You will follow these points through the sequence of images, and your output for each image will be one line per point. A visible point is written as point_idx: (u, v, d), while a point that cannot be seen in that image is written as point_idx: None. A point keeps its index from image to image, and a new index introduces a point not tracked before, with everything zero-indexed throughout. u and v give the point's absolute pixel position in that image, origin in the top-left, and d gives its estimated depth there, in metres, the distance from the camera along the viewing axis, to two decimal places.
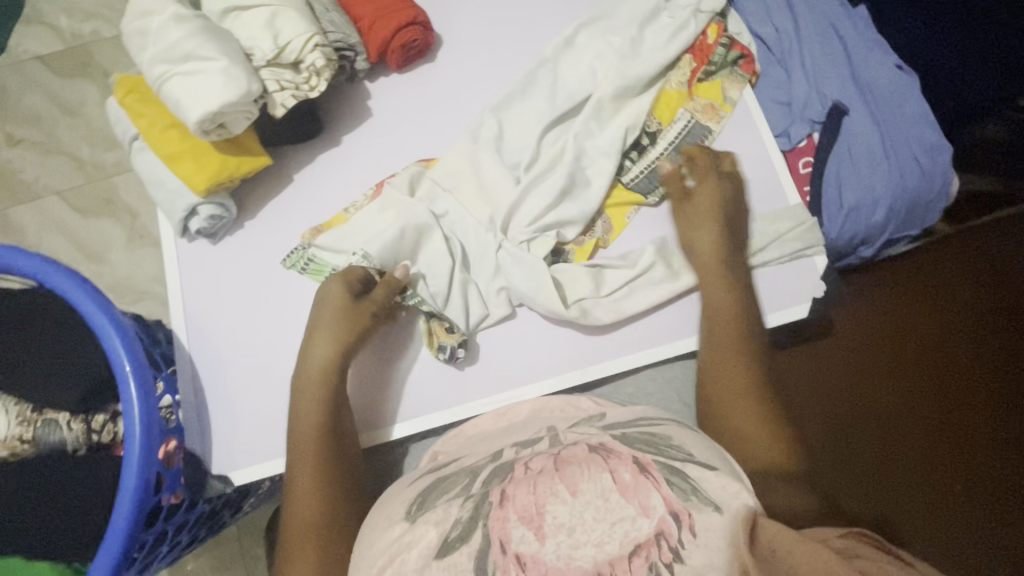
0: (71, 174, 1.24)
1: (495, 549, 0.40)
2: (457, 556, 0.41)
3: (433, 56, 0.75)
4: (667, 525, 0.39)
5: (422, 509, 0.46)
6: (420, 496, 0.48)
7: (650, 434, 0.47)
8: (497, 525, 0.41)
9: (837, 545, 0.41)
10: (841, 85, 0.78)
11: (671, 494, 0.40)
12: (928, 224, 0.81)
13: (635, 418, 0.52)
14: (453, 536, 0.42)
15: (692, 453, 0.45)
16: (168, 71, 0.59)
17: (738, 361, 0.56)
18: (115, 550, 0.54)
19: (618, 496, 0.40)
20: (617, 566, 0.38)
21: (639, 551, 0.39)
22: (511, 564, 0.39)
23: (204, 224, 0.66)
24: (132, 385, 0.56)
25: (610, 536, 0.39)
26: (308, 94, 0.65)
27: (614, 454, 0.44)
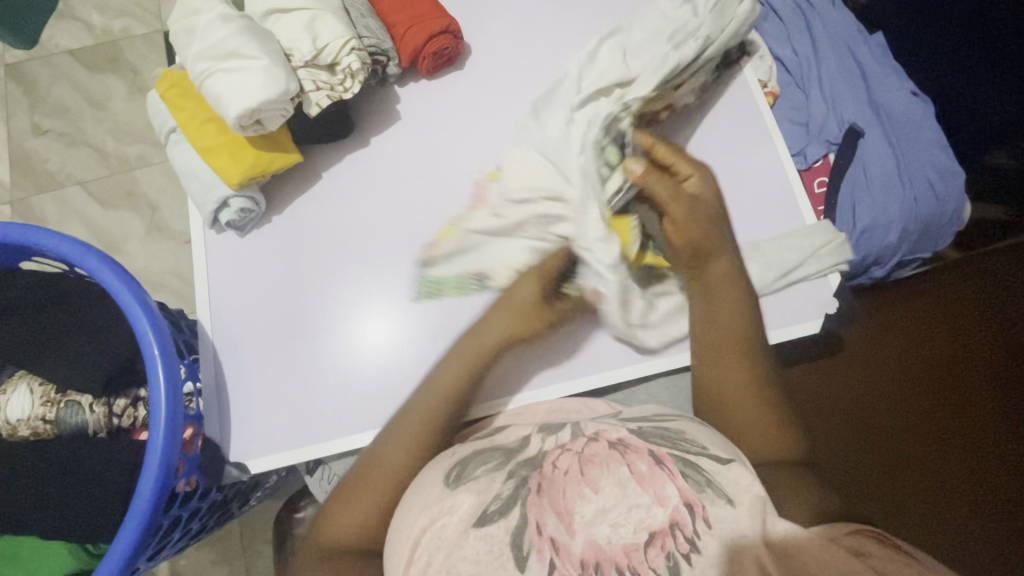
0: (95, 165, 1.27)
1: (530, 529, 0.41)
2: (494, 528, 0.42)
3: (461, 64, 0.77)
4: (681, 515, 0.41)
5: (461, 477, 0.48)
6: (458, 465, 0.51)
7: (665, 429, 0.50)
8: (533, 509, 0.42)
9: (845, 542, 0.40)
10: (858, 109, 0.80)
11: (684, 485, 0.42)
12: (940, 247, 0.82)
13: (652, 416, 0.54)
14: (492, 509, 0.43)
15: (707, 448, 0.47)
16: (211, 67, 0.61)
17: (738, 362, 0.61)
18: (136, 529, 0.55)
19: (634, 484, 0.42)
20: (632, 556, 0.39)
21: (654, 540, 0.40)
22: (546, 545, 0.40)
23: (235, 216, 0.68)
24: (159, 368, 0.57)
25: (627, 519, 0.40)
26: (343, 95, 0.68)
27: (630, 448, 0.46)
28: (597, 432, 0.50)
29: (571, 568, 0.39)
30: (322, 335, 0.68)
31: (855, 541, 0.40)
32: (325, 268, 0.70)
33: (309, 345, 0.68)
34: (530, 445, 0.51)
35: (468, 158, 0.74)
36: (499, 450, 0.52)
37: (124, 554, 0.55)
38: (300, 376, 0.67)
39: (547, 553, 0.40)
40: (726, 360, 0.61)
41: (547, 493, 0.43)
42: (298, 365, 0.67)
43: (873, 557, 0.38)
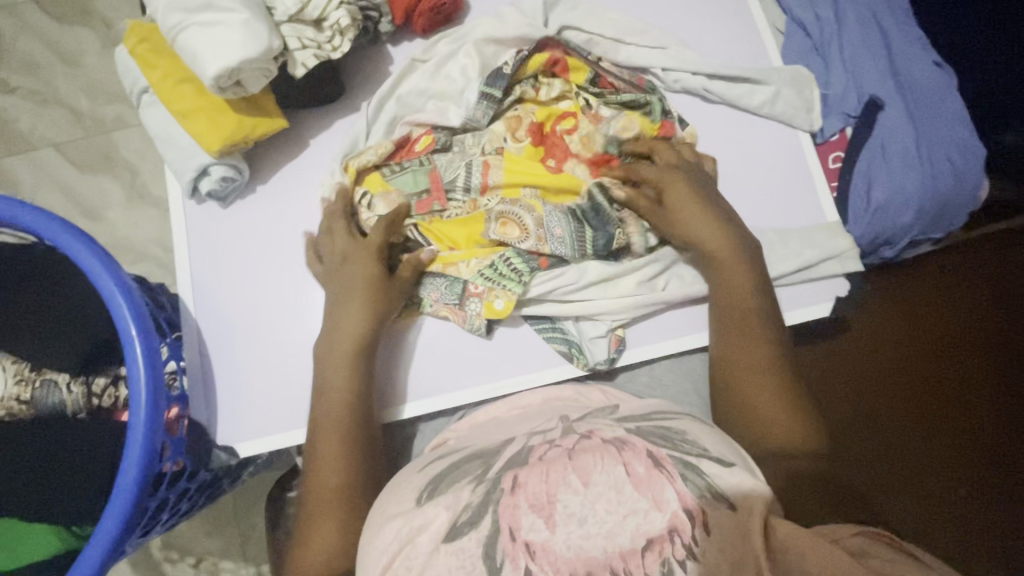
0: (68, 127, 1.19)
1: (504, 536, 0.39)
2: (465, 541, 0.40)
3: (460, 22, 0.72)
4: (679, 520, 0.38)
5: (433, 495, 0.45)
6: (431, 483, 0.47)
7: (663, 428, 0.46)
8: (506, 512, 0.40)
9: (850, 545, 0.41)
10: (879, 80, 0.75)
11: (685, 490, 0.40)
12: (954, 227, 0.79)
13: (647, 410, 0.51)
14: (462, 520, 0.41)
15: (709, 449, 0.43)
16: (185, 20, 0.55)
17: (749, 329, 0.58)
18: (118, 521, 0.53)
19: (630, 488, 0.40)
20: (629, 560, 0.38)
21: (652, 546, 0.38)
22: (520, 552, 0.39)
23: (216, 185, 0.63)
24: (138, 350, 0.54)
25: (621, 528, 0.38)
26: (331, 54, 0.62)
27: (629, 445, 0.43)
28: (590, 430, 0.47)
29: (551, 570, 0.38)
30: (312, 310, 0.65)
31: (863, 543, 0.41)
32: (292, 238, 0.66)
33: (295, 318, 0.65)
34: (510, 444, 0.48)
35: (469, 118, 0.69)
36: (477, 460, 0.48)
37: (110, 539, 0.53)
38: (287, 352, 0.64)
39: (522, 560, 0.38)
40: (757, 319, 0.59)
41: (524, 490, 0.41)
42: (284, 340, 0.64)
43: (874, 559, 0.39)
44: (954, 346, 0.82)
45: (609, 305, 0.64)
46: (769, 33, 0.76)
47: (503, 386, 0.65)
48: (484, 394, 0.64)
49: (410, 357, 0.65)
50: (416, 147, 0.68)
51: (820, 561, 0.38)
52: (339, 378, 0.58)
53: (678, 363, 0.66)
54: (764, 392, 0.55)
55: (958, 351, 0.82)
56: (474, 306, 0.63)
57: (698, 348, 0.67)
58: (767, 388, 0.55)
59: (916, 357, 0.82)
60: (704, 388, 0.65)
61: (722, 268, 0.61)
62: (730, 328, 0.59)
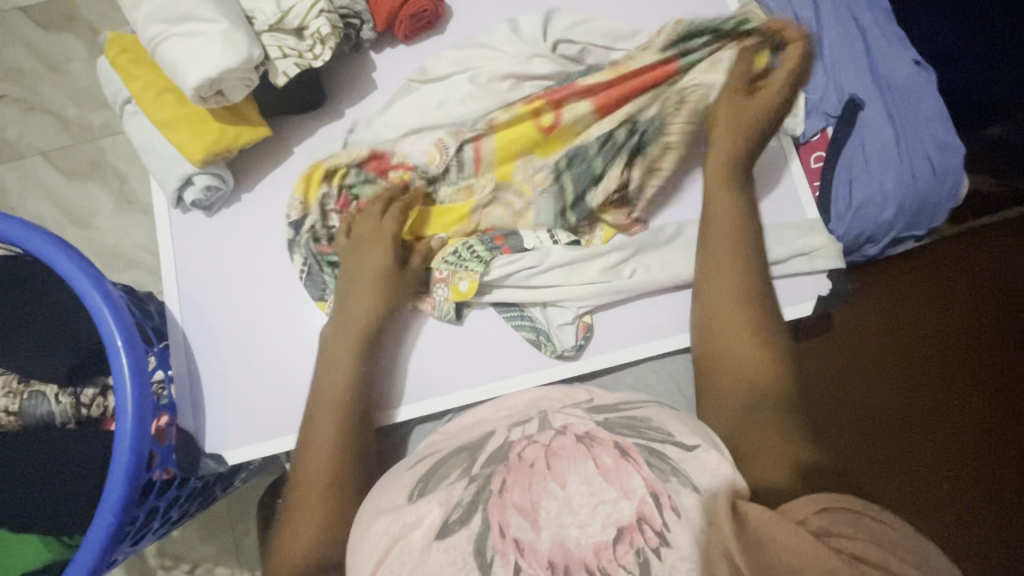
0: (56, 134, 1.19)
1: (494, 532, 0.40)
2: (456, 538, 0.41)
3: (442, 28, 0.73)
4: (647, 508, 0.39)
5: (424, 493, 0.46)
6: (422, 481, 0.48)
7: (631, 417, 0.47)
8: (496, 510, 0.41)
9: (813, 523, 0.40)
10: (858, 80, 0.76)
11: (651, 476, 0.40)
12: (936, 224, 0.79)
13: (619, 402, 0.51)
14: (453, 518, 0.42)
15: (673, 435, 0.44)
16: (165, 31, 0.56)
17: (741, 324, 0.57)
18: (107, 526, 0.53)
19: (599, 479, 0.40)
20: (602, 555, 0.38)
21: (622, 536, 0.38)
22: (510, 548, 0.39)
23: (200, 195, 0.63)
24: (124, 359, 0.54)
25: (593, 517, 0.39)
26: (312, 63, 0.62)
27: (597, 440, 0.43)
28: (566, 424, 0.47)
29: (536, 568, 0.38)
30: (297, 317, 0.66)
31: (827, 524, 0.40)
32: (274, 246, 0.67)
33: (283, 323, 0.65)
34: (495, 438, 0.49)
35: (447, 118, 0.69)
36: (464, 453, 0.49)
37: (98, 548, 0.53)
38: (275, 359, 0.64)
39: (511, 556, 0.38)
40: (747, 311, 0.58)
41: (512, 491, 0.41)
42: (272, 347, 0.65)
43: (843, 538, 0.38)
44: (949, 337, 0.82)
45: (575, 291, 0.65)
46: None
47: (489, 389, 0.65)
48: (472, 397, 0.65)
49: (395, 363, 0.66)
50: (389, 173, 0.66)
51: (794, 547, 0.37)
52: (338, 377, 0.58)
53: (664, 363, 0.67)
54: (748, 386, 0.54)
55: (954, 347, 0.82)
56: (441, 292, 0.64)
57: (681, 349, 0.67)
58: (746, 378, 0.55)
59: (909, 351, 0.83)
60: (689, 388, 0.66)
61: (719, 264, 0.61)
62: (722, 321, 0.58)
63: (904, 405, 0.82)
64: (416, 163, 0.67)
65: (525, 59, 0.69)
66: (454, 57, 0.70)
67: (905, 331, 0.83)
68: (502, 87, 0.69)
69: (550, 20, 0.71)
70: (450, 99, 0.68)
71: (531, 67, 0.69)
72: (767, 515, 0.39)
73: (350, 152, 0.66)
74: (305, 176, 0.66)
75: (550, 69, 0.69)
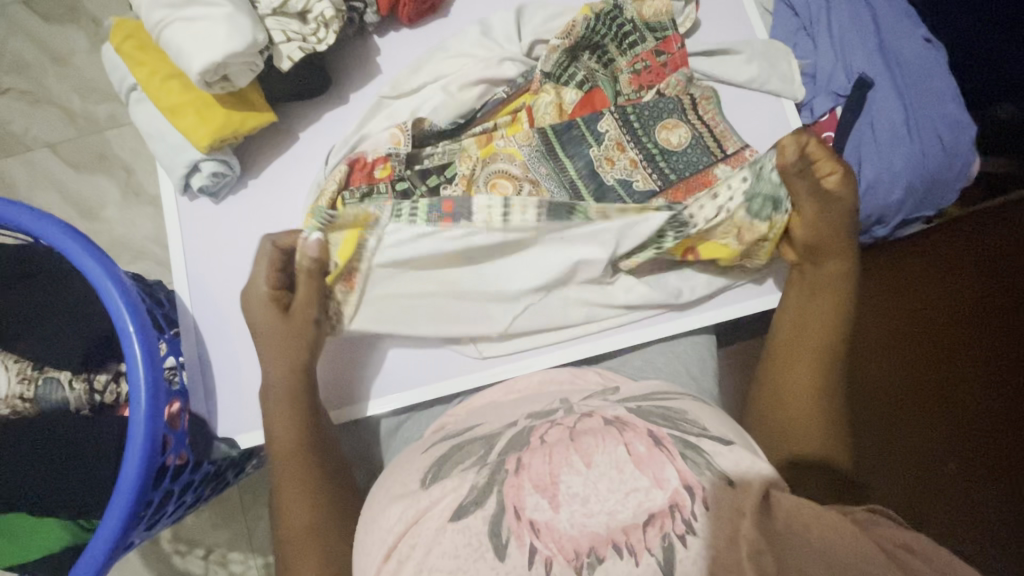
0: (62, 127, 1.19)
1: (509, 515, 0.40)
2: (471, 519, 0.41)
3: (445, 11, 0.73)
4: (680, 496, 0.39)
5: (438, 477, 0.46)
6: (436, 465, 0.48)
7: (665, 408, 0.48)
8: (511, 491, 0.41)
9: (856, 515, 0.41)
10: (868, 58, 0.75)
11: (685, 467, 0.40)
12: (944, 205, 0.79)
13: (647, 392, 0.52)
14: (467, 501, 0.42)
15: (707, 429, 0.45)
16: (169, 16, 0.55)
17: (813, 332, 0.59)
18: (123, 509, 0.54)
19: (632, 467, 0.40)
20: (631, 534, 0.38)
21: (652, 520, 0.38)
22: (525, 530, 0.39)
23: (208, 181, 0.64)
24: (137, 346, 0.54)
25: (623, 505, 0.39)
26: (316, 47, 0.62)
27: (630, 426, 0.43)
28: (592, 409, 0.48)
29: (551, 545, 0.38)
30: None
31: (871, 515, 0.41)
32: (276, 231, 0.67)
33: None
34: (513, 427, 0.48)
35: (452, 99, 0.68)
36: (478, 441, 0.49)
37: (116, 530, 0.54)
38: None
39: (526, 538, 0.39)
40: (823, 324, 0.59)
41: (528, 469, 0.41)
42: None
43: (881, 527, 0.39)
44: (952, 309, 0.77)
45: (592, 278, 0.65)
46: (754, 12, 0.75)
47: (494, 372, 0.66)
48: (480, 380, 0.66)
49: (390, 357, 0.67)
50: (374, 176, 0.65)
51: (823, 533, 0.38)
52: (281, 410, 0.58)
53: (671, 346, 0.67)
54: (804, 393, 0.56)
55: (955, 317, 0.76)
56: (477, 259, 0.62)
57: (689, 331, 0.67)
58: (810, 378, 0.56)
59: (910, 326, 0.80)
60: (696, 368, 0.66)
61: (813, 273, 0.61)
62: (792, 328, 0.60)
63: (906, 386, 0.78)
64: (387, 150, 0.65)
65: (494, 62, 0.69)
66: (429, 67, 0.69)
67: (907, 313, 0.81)
68: (473, 94, 0.68)
69: (523, 16, 0.71)
70: (425, 111, 0.67)
71: (501, 70, 0.69)
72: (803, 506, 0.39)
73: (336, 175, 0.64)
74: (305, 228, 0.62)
75: (519, 70, 0.70)
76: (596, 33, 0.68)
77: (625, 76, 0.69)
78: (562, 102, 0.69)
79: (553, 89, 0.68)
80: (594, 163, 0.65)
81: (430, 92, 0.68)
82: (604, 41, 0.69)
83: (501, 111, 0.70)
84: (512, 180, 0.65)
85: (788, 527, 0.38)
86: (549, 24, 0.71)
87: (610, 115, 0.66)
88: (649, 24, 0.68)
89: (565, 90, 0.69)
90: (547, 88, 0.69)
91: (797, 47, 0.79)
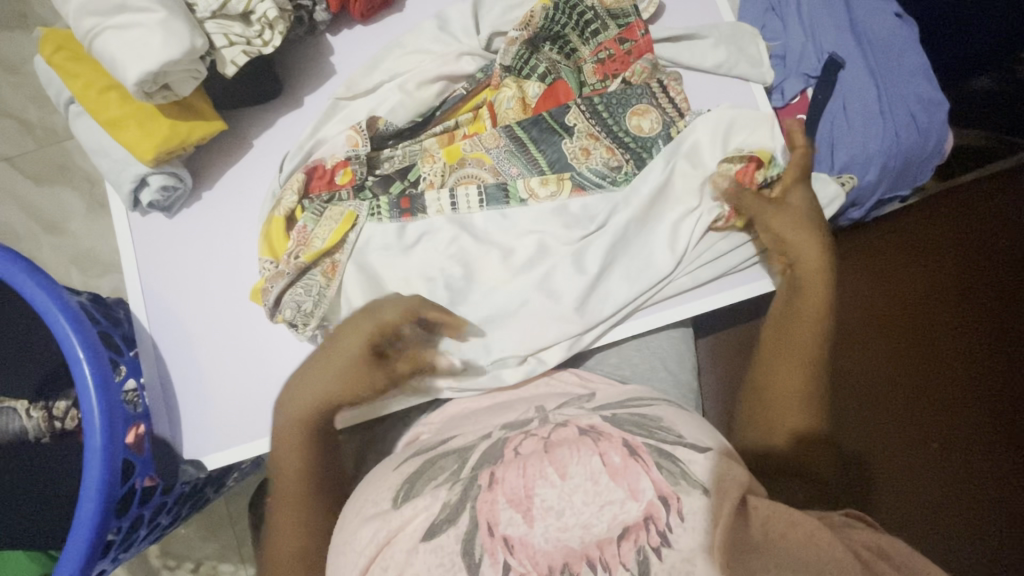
0: (20, 139, 1.15)
1: (482, 531, 0.38)
2: (444, 538, 0.40)
3: (401, 5, 0.70)
4: (655, 508, 0.37)
5: (409, 496, 0.44)
6: (408, 482, 0.46)
7: (640, 416, 0.46)
8: (485, 506, 0.39)
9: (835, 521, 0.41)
10: (838, 37, 0.73)
11: (659, 477, 0.38)
12: (920, 183, 0.77)
13: (624, 398, 0.50)
14: (440, 518, 0.41)
15: (683, 436, 0.43)
16: (99, 24, 0.52)
17: (810, 315, 0.56)
18: (84, 540, 0.52)
19: (607, 479, 0.38)
20: (605, 549, 0.37)
21: (627, 534, 0.37)
22: (499, 546, 0.38)
23: (156, 196, 0.61)
24: (87, 373, 0.52)
25: (598, 518, 0.37)
26: (262, 50, 0.59)
27: (604, 435, 0.42)
28: (567, 418, 0.46)
29: (526, 562, 0.37)
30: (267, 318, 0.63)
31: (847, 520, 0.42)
32: (240, 245, 0.65)
33: (258, 327, 0.64)
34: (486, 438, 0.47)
35: (411, 97, 0.66)
36: (452, 455, 0.47)
37: (76, 565, 0.52)
38: (252, 364, 0.63)
39: (500, 555, 0.37)
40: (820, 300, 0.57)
41: (501, 484, 0.40)
42: (247, 351, 0.63)
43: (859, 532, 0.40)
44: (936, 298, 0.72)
45: None
46: None
47: None
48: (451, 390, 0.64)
49: None
50: (335, 182, 0.63)
51: (802, 542, 0.37)
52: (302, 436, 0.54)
53: (648, 343, 0.65)
54: (795, 377, 0.54)
55: (938, 309, 0.72)
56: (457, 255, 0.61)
57: (664, 326, 0.66)
58: (797, 359, 0.55)
59: (896, 311, 0.74)
60: (673, 364, 0.65)
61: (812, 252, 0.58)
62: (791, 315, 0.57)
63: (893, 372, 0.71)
64: (349, 155, 0.63)
65: (452, 57, 0.67)
66: (385, 65, 0.67)
67: (897, 292, 0.75)
68: (432, 92, 0.66)
69: (480, 10, 0.68)
70: (382, 112, 0.65)
71: (460, 66, 0.67)
72: (781, 514, 0.38)
73: (295, 184, 0.62)
74: (265, 239, 0.61)
75: (479, 65, 0.68)
76: (555, 23, 0.66)
77: (590, 66, 0.67)
78: (525, 97, 0.67)
79: (513, 83, 0.66)
80: (567, 155, 0.63)
81: (389, 92, 0.66)
82: (565, 30, 0.67)
83: (463, 107, 0.68)
84: (482, 184, 0.63)
85: (765, 535, 0.38)
86: (509, 16, 0.68)
87: (575, 107, 0.64)
88: (611, 11, 0.66)
89: (529, 84, 0.67)
90: (508, 83, 0.67)
91: (766, 27, 0.77)
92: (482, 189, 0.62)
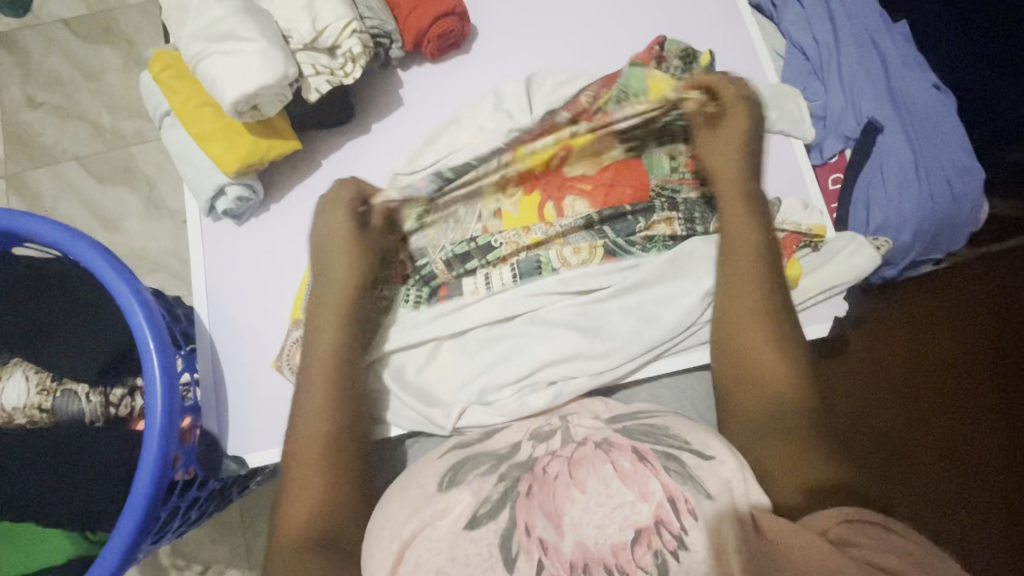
0: (90, 140, 1.24)
1: (519, 531, 0.40)
2: (484, 530, 0.41)
3: (467, 48, 0.76)
4: (665, 511, 0.38)
5: (454, 481, 0.46)
6: (450, 469, 0.48)
7: (649, 425, 0.47)
8: (524, 509, 0.41)
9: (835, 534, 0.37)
10: (878, 103, 0.77)
11: (670, 480, 0.40)
12: (953, 248, 0.79)
13: (636, 412, 0.52)
14: (480, 512, 0.42)
15: (689, 440, 0.44)
16: (207, 49, 0.58)
17: (757, 334, 0.54)
18: (133, 521, 0.54)
19: (618, 482, 0.40)
20: (621, 555, 0.38)
21: (640, 537, 0.38)
22: (535, 546, 0.39)
23: (232, 205, 0.66)
24: (155, 361, 0.56)
25: (611, 519, 0.39)
26: (342, 80, 0.65)
27: (616, 445, 0.43)
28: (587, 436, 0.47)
29: (560, 568, 0.38)
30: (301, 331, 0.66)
31: (849, 530, 0.37)
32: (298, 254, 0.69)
33: None
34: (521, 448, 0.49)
35: (471, 130, 0.71)
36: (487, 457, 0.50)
37: (123, 546, 0.54)
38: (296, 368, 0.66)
39: (535, 553, 0.39)
40: (762, 313, 0.55)
41: (537, 496, 0.41)
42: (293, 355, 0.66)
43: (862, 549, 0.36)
44: (949, 352, 0.82)
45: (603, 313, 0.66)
46: (767, 56, 0.78)
47: None
48: None
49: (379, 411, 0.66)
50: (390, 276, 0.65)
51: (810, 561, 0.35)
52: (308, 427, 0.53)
53: (677, 380, 0.67)
54: (766, 393, 0.51)
55: (951, 363, 0.82)
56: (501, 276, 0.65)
57: (694, 365, 0.67)
58: (763, 386, 0.52)
59: (912, 367, 0.83)
60: (701, 403, 0.65)
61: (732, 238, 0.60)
62: (738, 334, 0.55)
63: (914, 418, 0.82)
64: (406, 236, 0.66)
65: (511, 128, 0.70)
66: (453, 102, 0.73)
67: (916, 351, 0.83)
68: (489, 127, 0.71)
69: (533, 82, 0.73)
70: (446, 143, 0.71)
71: None
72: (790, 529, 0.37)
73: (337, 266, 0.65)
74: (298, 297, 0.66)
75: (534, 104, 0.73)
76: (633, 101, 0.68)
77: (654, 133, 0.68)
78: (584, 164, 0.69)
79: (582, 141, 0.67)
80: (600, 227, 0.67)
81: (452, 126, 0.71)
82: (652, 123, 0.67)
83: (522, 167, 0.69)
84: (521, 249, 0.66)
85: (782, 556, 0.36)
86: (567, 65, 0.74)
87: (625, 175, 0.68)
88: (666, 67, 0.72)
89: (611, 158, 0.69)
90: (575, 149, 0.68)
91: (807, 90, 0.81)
92: (516, 264, 0.65)
